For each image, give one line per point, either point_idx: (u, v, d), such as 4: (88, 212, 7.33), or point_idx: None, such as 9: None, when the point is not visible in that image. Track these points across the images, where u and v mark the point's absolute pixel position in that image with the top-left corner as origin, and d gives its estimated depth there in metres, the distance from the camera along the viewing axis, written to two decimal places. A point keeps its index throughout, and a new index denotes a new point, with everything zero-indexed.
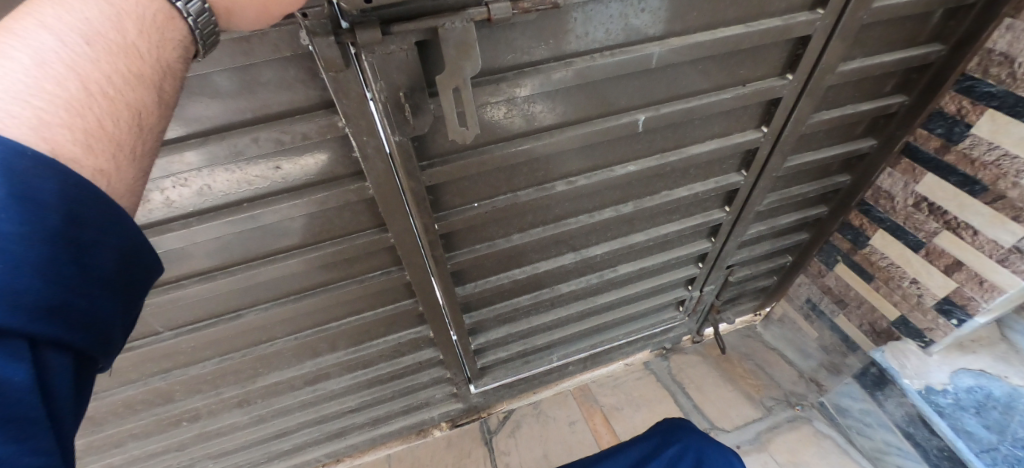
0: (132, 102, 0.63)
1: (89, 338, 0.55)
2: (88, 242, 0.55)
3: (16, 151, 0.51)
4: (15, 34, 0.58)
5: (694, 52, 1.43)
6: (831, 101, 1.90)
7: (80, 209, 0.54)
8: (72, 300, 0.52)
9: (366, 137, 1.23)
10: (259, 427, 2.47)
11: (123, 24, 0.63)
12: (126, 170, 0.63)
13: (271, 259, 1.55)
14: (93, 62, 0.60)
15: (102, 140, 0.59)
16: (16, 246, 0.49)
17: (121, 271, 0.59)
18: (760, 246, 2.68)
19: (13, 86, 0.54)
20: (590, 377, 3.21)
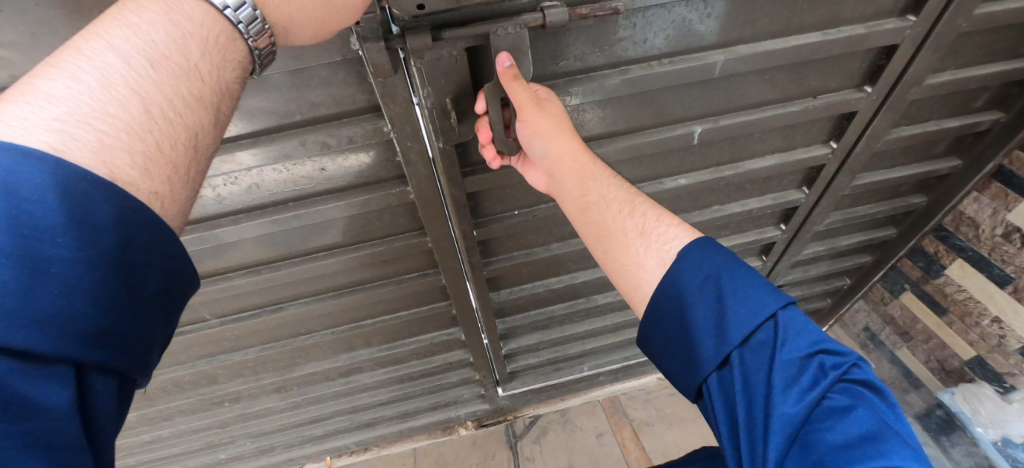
0: (191, 125, 0.59)
1: (134, 360, 0.54)
2: (139, 264, 0.54)
3: (75, 174, 0.49)
4: (82, 50, 0.53)
5: (763, 61, 1.32)
6: (913, 117, 1.72)
7: (133, 232, 0.53)
8: (119, 324, 0.51)
9: (411, 142, 1.21)
10: (294, 412, 2.54)
11: (187, 44, 0.58)
12: (180, 192, 0.60)
13: (313, 257, 1.57)
14: (156, 86, 0.56)
15: (160, 164, 0.56)
16: (69, 271, 0.48)
17: (163, 292, 0.58)
18: (816, 267, 2.50)
19: (77, 109, 0.51)
20: (621, 389, 3.12)
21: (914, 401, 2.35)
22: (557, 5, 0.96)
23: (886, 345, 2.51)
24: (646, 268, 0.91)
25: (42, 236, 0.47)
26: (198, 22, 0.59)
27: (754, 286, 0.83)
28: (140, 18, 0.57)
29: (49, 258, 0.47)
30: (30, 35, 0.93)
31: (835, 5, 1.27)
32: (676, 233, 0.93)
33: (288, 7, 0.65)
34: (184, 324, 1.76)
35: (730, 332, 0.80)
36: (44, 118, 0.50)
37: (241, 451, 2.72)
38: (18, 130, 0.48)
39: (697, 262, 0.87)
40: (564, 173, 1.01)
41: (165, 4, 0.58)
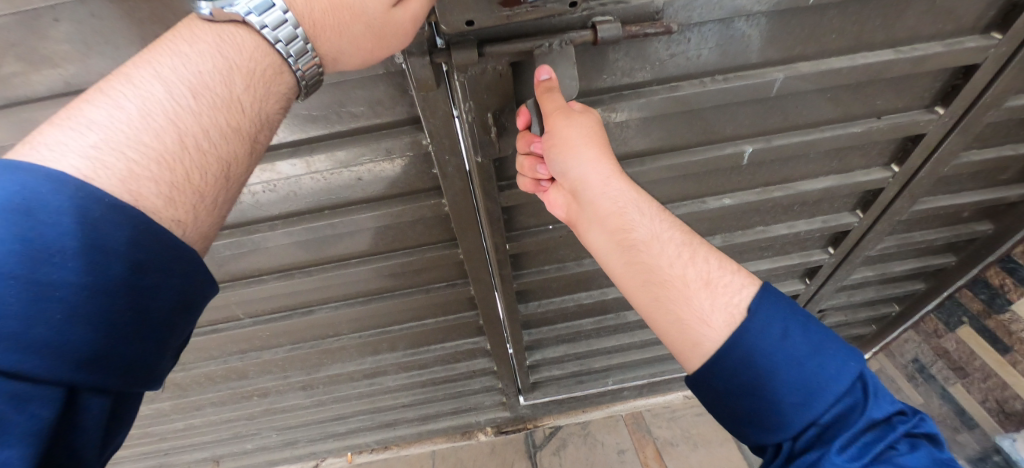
0: (224, 155, 0.55)
1: (134, 380, 0.51)
2: (150, 288, 0.49)
3: (94, 197, 0.46)
4: (130, 78, 0.52)
5: (825, 79, 1.23)
6: (985, 141, 1.58)
7: (148, 255, 0.49)
8: (121, 348, 0.48)
9: (448, 156, 1.18)
10: (318, 409, 2.56)
11: (232, 75, 0.54)
12: (206, 219, 0.56)
13: (344, 263, 1.57)
14: (192, 117, 0.52)
15: (186, 192, 0.52)
16: (73, 296, 0.44)
17: (178, 313, 0.53)
18: (863, 293, 2.36)
19: (112, 138, 0.49)
20: (645, 405, 3.03)
21: (966, 442, 2.19)
22: (610, 21, 0.91)
23: (937, 379, 2.34)
24: (711, 323, 0.77)
25: (48, 258, 0.44)
26: (246, 54, 0.55)
27: (832, 345, 0.73)
28: (189, 48, 0.53)
29: (52, 281, 0.44)
30: (85, 43, 0.95)
31: (911, 22, 1.17)
32: (738, 282, 0.81)
33: (340, 40, 0.60)
34: (219, 321, 1.79)
35: (814, 400, 0.70)
36: (85, 148, 0.48)
37: (266, 443, 2.77)
38: (59, 155, 0.47)
39: (769, 316, 0.74)
40: (601, 198, 0.89)
41: (216, 35, 0.55)
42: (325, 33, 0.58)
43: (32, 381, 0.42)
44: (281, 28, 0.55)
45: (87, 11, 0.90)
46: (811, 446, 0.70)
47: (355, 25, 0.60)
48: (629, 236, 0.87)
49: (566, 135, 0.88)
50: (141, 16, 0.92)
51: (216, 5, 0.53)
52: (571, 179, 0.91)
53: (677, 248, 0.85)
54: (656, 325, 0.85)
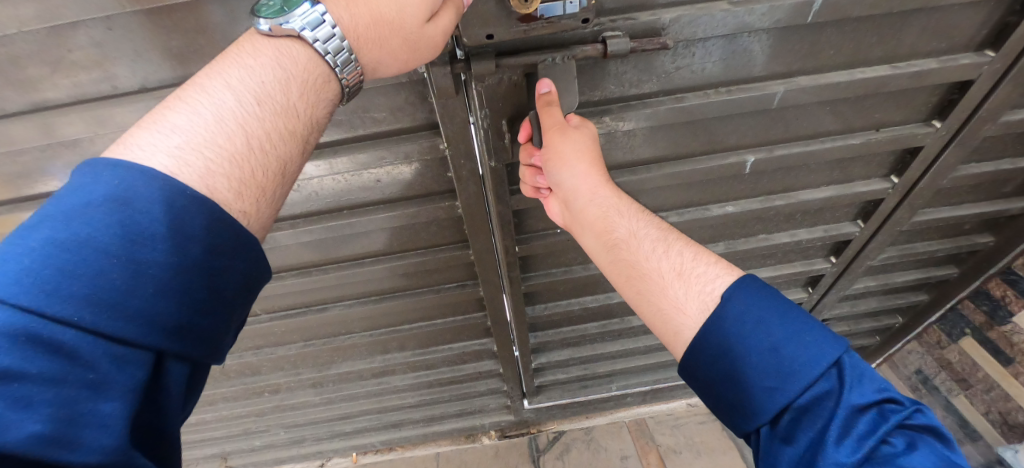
0: (283, 155, 0.62)
1: (206, 351, 0.58)
2: (221, 269, 0.57)
3: (179, 191, 0.53)
4: (205, 87, 0.59)
5: (825, 93, 1.29)
6: (984, 154, 1.63)
7: (220, 240, 0.56)
8: (197, 321, 0.56)
9: (464, 161, 1.25)
10: (326, 408, 2.61)
11: (290, 85, 0.61)
12: (267, 211, 0.63)
13: (360, 262, 1.64)
14: (257, 120, 0.59)
15: (252, 187, 0.59)
16: (163, 275, 0.52)
17: (240, 291, 0.61)
18: (866, 303, 2.39)
19: (192, 139, 0.56)
20: (648, 412, 3.05)
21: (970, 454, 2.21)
22: (619, 36, 0.98)
23: (941, 391, 2.36)
24: (687, 311, 0.86)
25: (143, 241, 0.51)
26: (301, 66, 0.62)
27: (811, 333, 0.77)
28: (254, 61, 0.60)
29: (147, 262, 0.51)
30: (133, 51, 1.03)
31: (907, 39, 1.22)
32: (716, 272, 0.88)
33: (379, 52, 0.67)
34: None
35: (786, 385, 0.75)
36: (170, 147, 0.55)
37: (274, 440, 2.82)
38: (148, 155, 0.55)
39: (744, 305, 0.80)
40: (585, 203, 1.00)
41: (276, 48, 0.61)
42: (366, 45, 0.65)
43: (132, 346, 0.50)
44: (330, 41, 0.62)
45: (137, 22, 0.98)
46: (790, 431, 0.75)
47: (392, 38, 0.67)
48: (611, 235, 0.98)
49: (560, 149, 0.97)
50: (185, 25, 1.00)
51: (276, 22, 0.60)
52: (563, 188, 1.02)
53: (654, 243, 0.94)
54: (643, 316, 0.94)
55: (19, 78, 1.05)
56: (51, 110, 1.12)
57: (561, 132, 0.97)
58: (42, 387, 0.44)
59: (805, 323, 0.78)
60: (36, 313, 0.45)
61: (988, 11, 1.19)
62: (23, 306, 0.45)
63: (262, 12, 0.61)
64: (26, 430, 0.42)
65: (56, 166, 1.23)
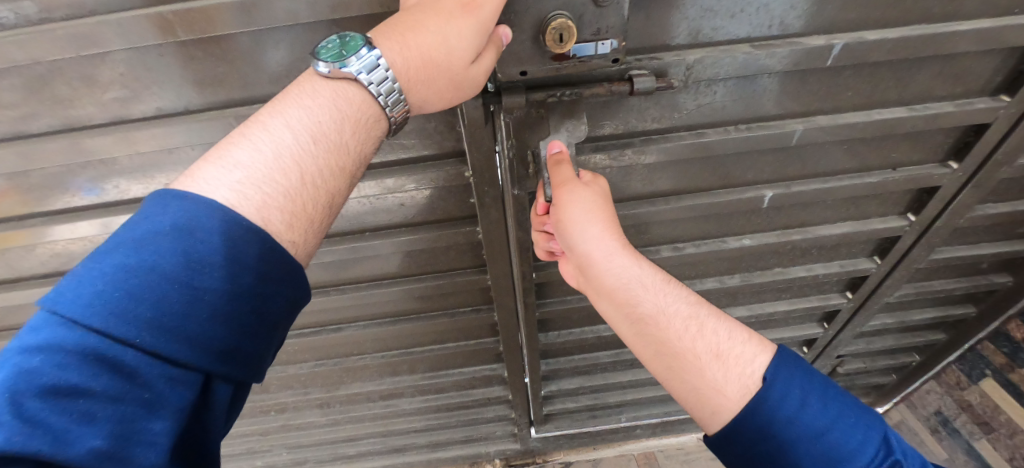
0: (332, 188, 0.65)
1: (250, 371, 0.61)
2: (269, 295, 0.60)
3: (236, 223, 0.56)
4: (266, 124, 0.62)
5: (843, 133, 1.32)
6: (1001, 195, 1.63)
7: (270, 268, 0.59)
8: (244, 344, 0.58)
9: (487, 187, 1.29)
10: (331, 429, 2.58)
11: (343, 124, 0.65)
12: (313, 241, 0.66)
13: (377, 283, 1.65)
14: (311, 157, 0.62)
15: (301, 219, 0.62)
16: (216, 301, 0.55)
17: (284, 315, 0.64)
18: (882, 340, 2.36)
19: (252, 174, 0.59)
20: (658, 445, 2.98)
21: None
22: (645, 75, 1.01)
23: (962, 433, 2.30)
24: (727, 392, 0.85)
25: (201, 269, 0.54)
26: (356, 107, 0.66)
27: (856, 414, 0.79)
28: (312, 100, 0.64)
29: (202, 288, 0.54)
30: (181, 77, 1.09)
31: (924, 83, 1.26)
32: (753, 350, 0.88)
33: (427, 91, 0.71)
34: None
35: (841, 467, 0.75)
36: (231, 182, 0.59)
37: (276, 461, 2.78)
38: (213, 187, 0.58)
39: (797, 388, 0.81)
40: (610, 280, 0.99)
41: (334, 90, 0.66)
42: (416, 86, 0.69)
43: (183, 369, 0.53)
44: (383, 82, 0.66)
45: (187, 50, 1.04)
46: None
47: (440, 78, 0.71)
48: (638, 309, 0.97)
49: (568, 212, 0.97)
50: (232, 55, 1.05)
51: (336, 66, 0.64)
52: (577, 253, 1.00)
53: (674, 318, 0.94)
54: (678, 392, 0.93)
55: (71, 98, 1.10)
56: (97, 129, 1.16)
57: (570, 189, 0.97)
58: (104, 403, 0.48)
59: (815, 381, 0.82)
60: (106, 334, 0.49)
61: (1003, 57, 1.22)
62: (91, 327, 0.49)
63: (321, 55, 0.65)
64: (86, 445, 0.46)
65: (94, 180, 1.28)
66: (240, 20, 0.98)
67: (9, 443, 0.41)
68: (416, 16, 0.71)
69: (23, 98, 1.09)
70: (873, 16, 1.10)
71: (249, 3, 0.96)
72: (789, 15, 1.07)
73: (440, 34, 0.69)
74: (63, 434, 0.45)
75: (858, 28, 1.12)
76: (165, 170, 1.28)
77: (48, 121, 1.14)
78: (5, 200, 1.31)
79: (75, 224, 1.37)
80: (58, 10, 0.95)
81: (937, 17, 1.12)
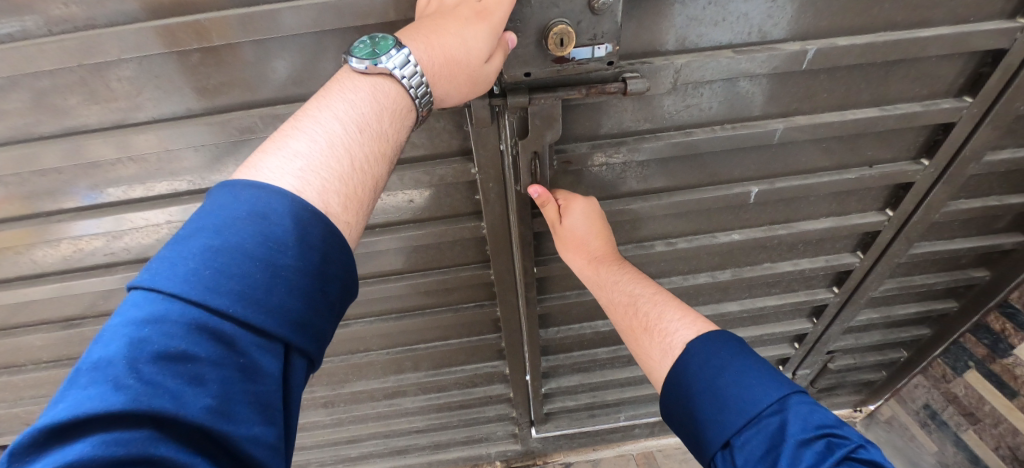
0: (376, 174, 0.74)
1: (317, 347, 0.69)
2: (330, 273, 0.69)
3: (304, 206, 0.65)
4: (317, 118, 0.71)
5: (820, 131, 1.42)
6: (972, 191, 1.74)
7: (332, 247, 0.68)
8: (312, 319, 0.67)
9: (492, 184, 1.38)
10: (335, 429, 2.63)
11: (382, 117, 0.74)
12: (363, 224, 0.74)
13: (385, 278, 1.73)
14: (359, 146, 0.71)
15: (354, 202, 0.71)
16: (292, 276, 0.64)
17: (341, 294, 0.73)
18: (870, 336, 2.45)
19: (311, 163, 0.68)
20: (656, 445, 3.04)
21: None
22: (638, 77, 1.11)
23: (949, 425, 2.37)
24: (654, 357, 1.09)
25: (279, 249, 0.63)
26: (391, 99, 0.76)
27: (763, 378, 0.89)
28: (354, 96, 0.74)
29: (281, 265, 0.63)
30: (206, 80, 1.17)
31: (893, 84, 1.37)
32: (681, 325, 1.08)
33: (448, 86, 0.81)
34: None
35: (732, 417, 0.88)
36: (294, 171, 0.67)
37: None
38: (278, 175, 0.67)
39: (705, 351, 0.98)
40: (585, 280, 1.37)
41: (371, 85, 0.75)
42: (439, 80, 0.79)
43: (268, 338, 0.61)
44: (413, 76, 0.75)
45: (215, 55, 1.13)
46: (736, 457, 0.85)
47: (459, 75, 0.81)
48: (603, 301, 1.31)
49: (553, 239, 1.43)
50: (257, 60, 1.14)
51: (370, 62, 0.74)
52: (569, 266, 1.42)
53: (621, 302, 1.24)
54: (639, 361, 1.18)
55: (104, 99, 1.18)
56: (125, 128, 1.24)
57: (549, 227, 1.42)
58: (210, 367, 0.55)
59: (756, 369, 0.92)
60: (203, 306, 0.57)
61: (962, 62, 1.34)
62: (190, 300, 0.56)
63: (355, 53, 0.76)
64: (200, 404, 0.52)
65: (122, 178, 1.36)
66: (264, 29, 1.07)
67: (136, 403, 0.49)
68: (437, 21, 0.81)
69: (62, 98, 1.17)
70: (842, 23, 1.21)
71: (272, 14, 1.05)
72: (767, 23, 1.18)
73: (461, 38, 0.80)
74: (180, 394, 0.52)
75: (828, 35, 1.23)
76: (189, 168, 1.36)
77: (84, 120, 1.22)
78: (34, 196, 1.38)
79: (99, 220, 1.43)
80: (100, 19, 1.05)
81: (900, 25, 1.24)
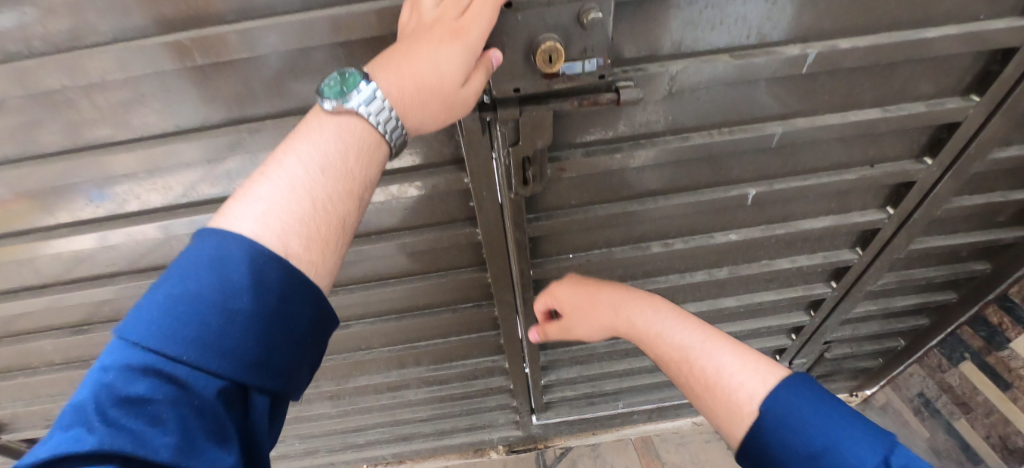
0: (343, 211, 0.72)
1: (286, 380, 0.71)
2: (293, 313, 0.69)
3: (261, 252, 0.65)
4: (280, 160, 0.71)
5: (820, 133, 1.39)
6: (975, 187, 1.72)
7: (293, 288, 0.67)
8: (276, 356, 0.68)
9: (485, 192, 1.37)
10: (341, 419, 2.69)
11: (348, 155, 0.74)
12: (332, 262, 0.73)
13: (383, 282, 1.74)
14: (322, 184, 0.70)
15: (318, 242, 0.70)
16: (248, 320, 0.64)
17: (310, 330, 0.73)
18: (868, 326, 2.46)
19: (272, 205, 0.67)
20: (655, 430, 3.09)
21: None
22: (630, 85, 1.08)
23: (942, 414, 2.40)
24: (727, 418, 0.85)
25: (235, 295, 0.64)
26: (359, 136, 0.74)
27: (860, 431, 0.71)
28: (319, 136, 0.73)
29: (237, 310, 0.64)
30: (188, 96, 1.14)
31: (897, 85, 1.32)
32: (752, 372, 0.85)
33: (422, 114, 0.79)
34: None
35: None
36: (254, 216, 0.67)
37: (288, 450, 2.90)
38: (241, 221, 0.67)
39: (785, 401, 0.78)
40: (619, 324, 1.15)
41: (339, 124, 0.75)
42: (411, 109, 0.77)
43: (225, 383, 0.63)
44: (380, 112, 0.74)
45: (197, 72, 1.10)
46: None
47: (433, 101, 0.79)
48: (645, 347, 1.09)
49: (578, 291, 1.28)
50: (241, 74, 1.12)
51: (336, 99, 0.73)
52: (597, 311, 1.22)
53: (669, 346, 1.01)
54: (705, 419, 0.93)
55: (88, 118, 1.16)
56: (113, 145, 1.23)
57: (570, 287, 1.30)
58: (169, 408, 0.58)
59: (846, 417, 0.74)
60: (160, 353, 0.60)
61: (970, 60, 1.29)
62: (149, 350, 0.59)
63: (325, 92, 0.75)
64: (158, 443, 0.56)
65: (113, 193, 1.35)
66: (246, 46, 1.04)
67: (97, 446, 0.53)
68: (409, 47, 0.79)
69: (47, 118, 1.15)
70: (845, 24, 1.17)
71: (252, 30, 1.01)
72: (766, 26, 1.14)
73: (432, 60, 0.77)
74: (141, 435, 0.56)
75: (831, 37, 1.19)
76: (180, 181, 1.35)
77: (72, 138, 1.20)
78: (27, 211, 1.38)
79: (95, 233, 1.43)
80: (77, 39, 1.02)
81: (907, 24, 1.19)
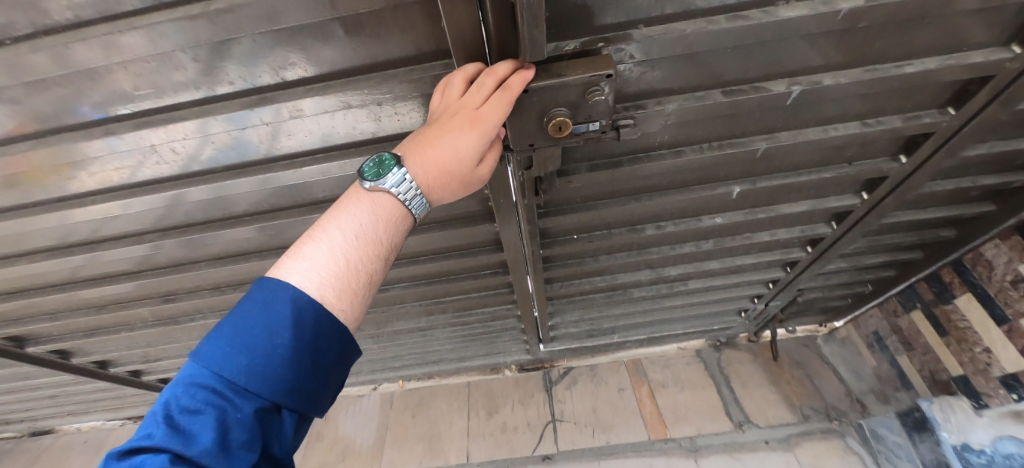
0: (367, 268, 0.99)
1: (307, 403, 0.98)
2: (320, 348, 0.97)
3: (303, 299, 0.95)
4: (325, 229, 0.99)
5: (801, 145, 1.56)
6: (947, 175, 1.89)
7: (321, 330, 0.96)
8: (301, 383, 0.96)
9: (501, 199, 1.59)
10: (378, 350, 3.17)
11: (375, 225, 1.00)
12: (359, 306, 1.01)
13: (415, 259, 2.03)
14: (354, 249, 0.98)
15: (348, 292, 0.99)
16: (283, 351, 0.93)
17: (330, 365, 1.00)
18: (837, 277, 2.74)
19: (318, 264, 0.97)
20: (645, 353, 3.50)
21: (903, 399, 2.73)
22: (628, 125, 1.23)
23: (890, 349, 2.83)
24: None
25: (279, 332, 0.93)
26: (386, 210, 1.00)
27: None
28: (354, 209, 1.01)
29: (277, 344, 0.93)
30: None
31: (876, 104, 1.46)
32: None
33: (441, 191, 1.02)
34: None
35: None
36: (302, 271, 0.97)
37: None
38: (296, 274, 0.97)
39: None
40: None
41: (371, 200, 1.00)
42: (434, 188, 1.01)
43: (266, 397, 0.92)
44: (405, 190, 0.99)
45: None
46: None
47: (453, 180, 1.02)
48: None
49: None
50: None
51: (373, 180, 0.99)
52: None
53: None
54: None
55: None
56: None
57: None
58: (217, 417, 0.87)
59: None
60: (219, 375, 0.90)
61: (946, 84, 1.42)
62: (214, 372, 0.90)
63: (365, 171, 1.01)
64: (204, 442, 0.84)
65: None
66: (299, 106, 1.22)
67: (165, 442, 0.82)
68: (432, 133, 1.00)
69: None
70: (830, 63, 1.29)
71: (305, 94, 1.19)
72: (757, 67, 1.27)
73: (452, 147, 0.98)
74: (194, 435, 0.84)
75: (817, 72, 1.31)
76: None
77: None
78: None
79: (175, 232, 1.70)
80: None
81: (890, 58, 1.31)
